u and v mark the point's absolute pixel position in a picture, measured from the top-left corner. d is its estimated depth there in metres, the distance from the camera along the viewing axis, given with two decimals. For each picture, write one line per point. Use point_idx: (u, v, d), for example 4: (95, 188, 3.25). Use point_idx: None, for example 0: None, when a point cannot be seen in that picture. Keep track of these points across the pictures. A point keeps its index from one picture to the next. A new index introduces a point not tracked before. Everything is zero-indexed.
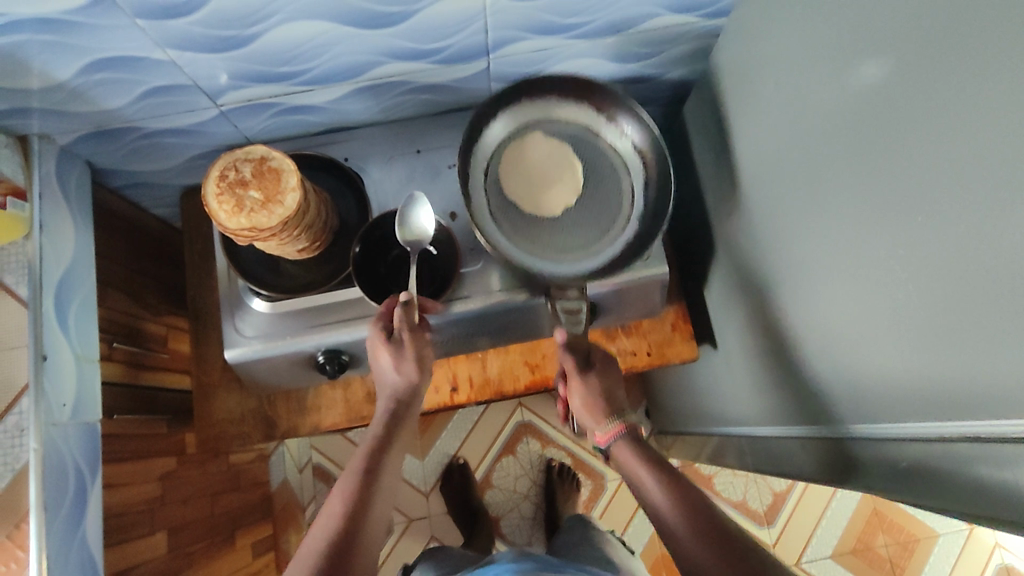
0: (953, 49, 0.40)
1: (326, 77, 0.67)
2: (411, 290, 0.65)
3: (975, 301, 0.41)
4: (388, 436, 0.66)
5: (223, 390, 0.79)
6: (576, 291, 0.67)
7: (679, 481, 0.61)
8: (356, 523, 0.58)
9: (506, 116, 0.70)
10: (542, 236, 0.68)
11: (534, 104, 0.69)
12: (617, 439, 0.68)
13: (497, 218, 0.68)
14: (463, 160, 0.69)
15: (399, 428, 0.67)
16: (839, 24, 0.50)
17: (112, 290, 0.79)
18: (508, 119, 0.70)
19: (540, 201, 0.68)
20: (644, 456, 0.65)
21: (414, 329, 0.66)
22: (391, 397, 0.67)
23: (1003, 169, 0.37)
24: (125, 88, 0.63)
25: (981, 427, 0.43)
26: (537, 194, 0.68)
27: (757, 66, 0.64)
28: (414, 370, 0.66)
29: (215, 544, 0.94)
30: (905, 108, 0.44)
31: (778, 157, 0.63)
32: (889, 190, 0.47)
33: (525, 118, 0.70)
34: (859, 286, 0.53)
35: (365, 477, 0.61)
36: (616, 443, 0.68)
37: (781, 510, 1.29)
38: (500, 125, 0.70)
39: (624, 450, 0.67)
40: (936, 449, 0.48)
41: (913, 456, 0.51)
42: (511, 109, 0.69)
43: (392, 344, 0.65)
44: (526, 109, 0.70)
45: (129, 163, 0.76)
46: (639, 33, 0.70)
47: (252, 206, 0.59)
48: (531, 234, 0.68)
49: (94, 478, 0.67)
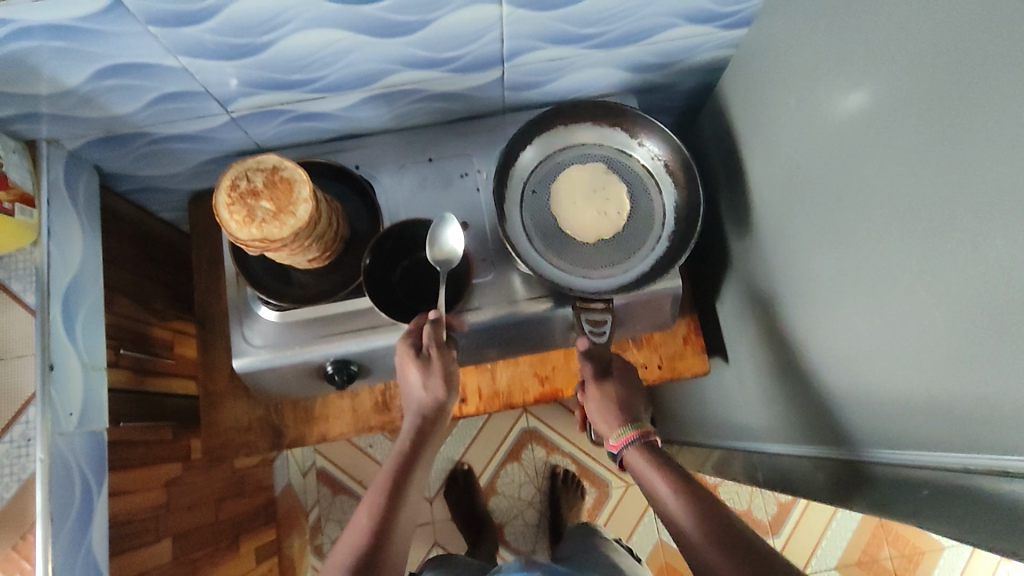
0: (982, 71, 0.39)
1: (339, 85, 0.66)
2: (440, 307, 0.65)
3: (1000, 331, 0.40)
4: (416, 452, 0.65)
5: (229, 399, 0.78)
6: (602, 304, 0.67)
7: (693, 488, 0.58)
8: (383, 540, 0.57)
9: (539, 143, 0.73)
10: (575, 255, 0.70)
11: (569, 134, 0.72)
12: (630, 445, 0.65)
13: (532, 236, 0.70)
14: (499, 182, 0.71)
15: (425, 444, 0.65)
16: (863, 40, 0.49)
17: (119, 296, 0.79)
18: (542, 146, 0.73)
19: (577, 222, 0.70)
20: (660, 465, 0.62)
21: (440, 346, 0.65)
22: (416, 413, 0.66)
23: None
24: (135, 94, 0.62)
25: (1004, 460, 0.42)
26: (569, 213, 0.70)
27: (776, 79, 0.63)
28: (441, 387, 0.65)
29: (219, 550, 0.93)
30: (929, 130, 0.44)
31: (794, 172, 0.62)
32: (909, 214, 0.46)
33: (556, 147, 0.73)
34: (876, 307, 0.52)
35: (392, 495, 0.60)
36: (628, 450, 0.65)
37: (787, 521, 1.28)
38: (534, 151, 0.72)
39: (634, 455, 0.64)
40: (958, 479, 0.47)
41: (933, 485, 0.50)
42: (544, 136, 0.72)
43: (420, 361, 0.65)
44: (559, 137, 0.73)
45: (137, 167, 0.76)
46: (656, 43, 0.69)
47: (263, 216, 0.58)
48: (566, 253, 0.70)
49: (100, 487, 0.67)
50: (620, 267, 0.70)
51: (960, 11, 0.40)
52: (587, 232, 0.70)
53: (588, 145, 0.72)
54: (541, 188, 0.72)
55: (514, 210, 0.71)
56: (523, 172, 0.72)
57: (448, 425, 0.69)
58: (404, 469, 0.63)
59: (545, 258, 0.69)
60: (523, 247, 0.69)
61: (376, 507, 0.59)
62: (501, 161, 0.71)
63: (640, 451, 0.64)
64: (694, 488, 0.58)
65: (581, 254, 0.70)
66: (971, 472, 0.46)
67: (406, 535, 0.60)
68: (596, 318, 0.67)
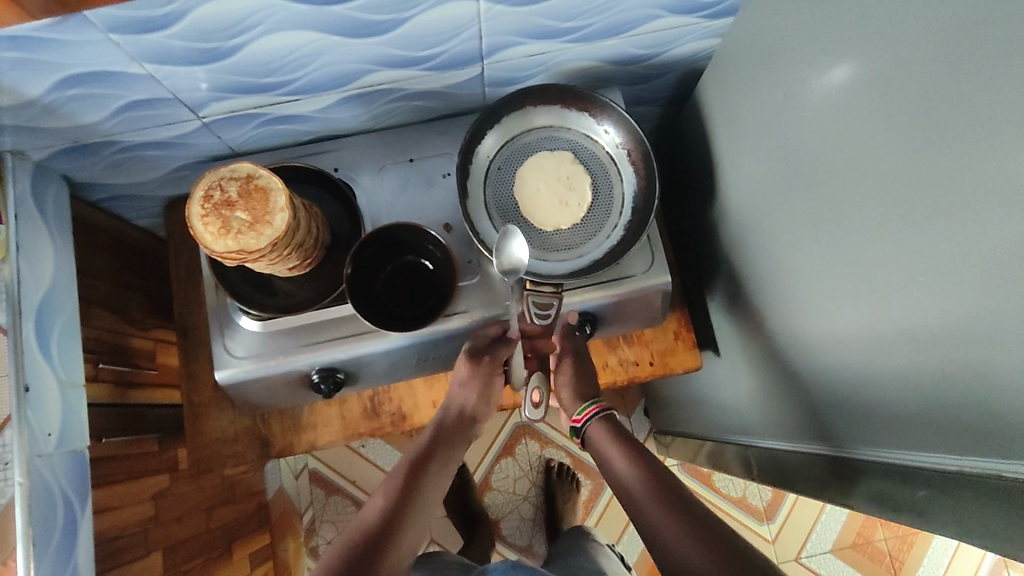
0: (975, 65, 0.37)
1: (313, 87, 0.64)
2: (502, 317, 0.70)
3: (996, 334, 0.39)
4: (436, 446, 0.69)
5: (214, 410, 0.77)
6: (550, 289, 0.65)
7: (644, 457, 0.63)
8: (399, 516, 0.60)
9: (510, 119, 0.71)
10: (532, 237, 0.69)
11: (542, 112, 0.71)
12: (594, 418, 0.69)
13: (492, 214, 0.70)
14: (464, 160, 0.69)
15: (450, 440, 0.70)
16: (850, 31, 0.48)
17: (96, 309, 0.77)
18: (513, 123, 0.71)
19: (537, 202, 0.69)
20: (616, 438, 0.67)
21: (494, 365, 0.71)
22: (447, 411, 0.72)
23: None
24: (101, 103, 0.60)
25: (1003, 465, 0.42)
26: (532, 199, 0.70)
27: (761, 69, 0.61)
28: (478, 390, 0.72)
29: (212, 560, 0.93)
30: (919, 125, 0.42)
31: (783, 166, 0.60)
32: (901, 212, 0.45)
33: (529, 125, 0.71)
34: (867, 304, 0.52)
35: (412, 478, 0.64)
36: (591, 424, 0.70)
37: (781, 506, 1.28)
38: (506, 130, 0.71)
39: (599, 432, 0.68)
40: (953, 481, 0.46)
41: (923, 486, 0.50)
42: (517, 113, 0.70)
43: (472, 362, 0.71)
44: (532, 115, 0.71)
45: (108, 176, 0.73)
46: (638, 35, 0.67)
47: (239, 227, 0.56)
48: (524, 233, 0.70)
49: (83, 507, 0.65)
50: (576, 251, 0.69)
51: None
52: (546, 218, 0.69)
53: (557, 127, 0.71)
54: (505, 167, 0.71)
55: (477, 187, 0.71)
56: (486, 154, 0.71)
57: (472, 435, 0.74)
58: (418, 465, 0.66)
59: None
60: (483, 228, 0.69)
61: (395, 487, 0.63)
62: (467, 140, 0.69)
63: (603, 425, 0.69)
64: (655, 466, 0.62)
65: (542, 239, 0.69)
66: (968, 477, 0.45)
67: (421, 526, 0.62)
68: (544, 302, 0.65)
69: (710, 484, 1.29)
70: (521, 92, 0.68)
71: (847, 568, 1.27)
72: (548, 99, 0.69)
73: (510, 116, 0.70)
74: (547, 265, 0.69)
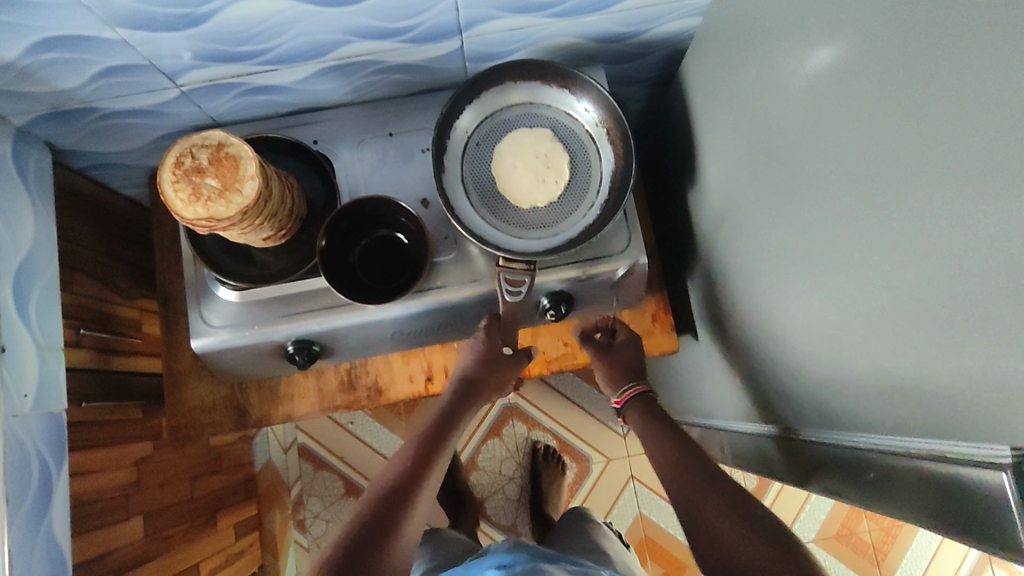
0: (931, 39, 0.37)
1: (290, 57, 0.64)
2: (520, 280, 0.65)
3: (947, 315, 0.39)
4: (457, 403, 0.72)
5: (193, 378, 0.77)
6: (522, 263, 0.65)
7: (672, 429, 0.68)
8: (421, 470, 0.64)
9: (490, 94, 0.70)
10: (507, 215, 0.69)
11: (522, 87, 0.70)
12: (633, 401, 0.72)
13: (468, 190, 0.69)
14: (442, 134, 0.69)
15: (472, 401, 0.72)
16: (818, 4, 0.47)
17: (79, 275, 0.77)
18: (493, 97, 0.70)
19: (513, 180, 0.69)
20: (649, 412, 0.71)
21: (494, 347, 0.73)
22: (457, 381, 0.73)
23: (977, 177, 0.35)
24: (77, 68, 0.60)
25: (944, 446, 0.42)
26: (509, 176, 0.69)
27: (739, 46, 0.60)
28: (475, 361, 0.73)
29: (195, 527, 0.94)
30: (881, 104, 0.41)
31: (756, 147, 0.60)
32: (862, 190, 0.45)
33: (508, 100, 0.70)
34: (829, 286, 0.51)
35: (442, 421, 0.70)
36: (629, 408, 0.73)
37: (766, 494, 1.28)
38: (487, 101, 0.70)
39: (635, 413, 0.72)
40: (904, 463, 0.47)
41: (878, 469, 0.50)
42: (498, 88, 0.70)
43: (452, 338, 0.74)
44: (513, 90, 0.70)
45: (91, 144, 0.74)
46: (620, 11, 0.66)
47: (209, 194, 0.57)
48: (500, 210, 0.69)
49: (59, 468, 0.67)
50: (551, 229, 0.69)
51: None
52: (522, 195, 0.69)
53: (537, 104, 0.70)
54: (484, 142, 0.71)
55: (455, 162, 0.70)
56: (465, 129, 0.70)
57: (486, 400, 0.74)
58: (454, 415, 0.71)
59: (478, 215, 0.69)
60: (459, 204, 0.68)
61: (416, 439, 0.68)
62: (444, 115, 0.68)
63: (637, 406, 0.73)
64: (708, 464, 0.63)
65: (516, 216, 0.69)
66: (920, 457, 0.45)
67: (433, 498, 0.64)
68: (515, 279, 0.65)
69: None
70: (500, 66, 0.67)
71: (830, 557, 1.27)
72: (528, 75, 0.69)
73: (489, 91, 0.70)
74: (521, 243, 0.68)
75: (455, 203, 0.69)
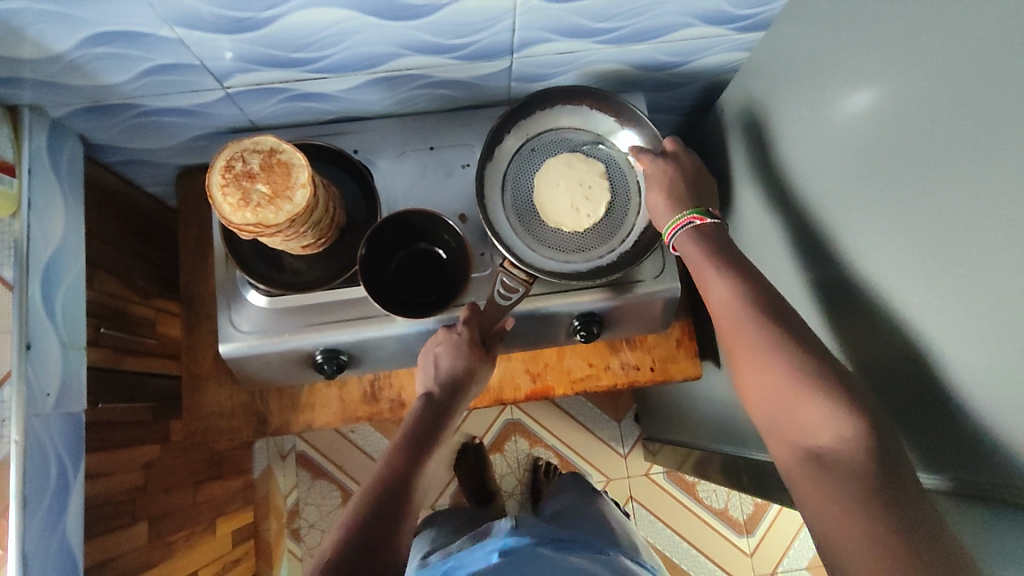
0: (1000, 96, 0.38)
1: (341, 66, 0.64)
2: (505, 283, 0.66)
3: (995, 358, 0.40)
4: (439, 407, 0.68)
5: (213, 382, 0.76)
6: (522, 272, 0.66)
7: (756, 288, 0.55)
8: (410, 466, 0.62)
9: (564, 110, 0.71)
10: (530, 224, 0.70)
11: (591, 116, 0.71)
12: (684, 230, 0.62)
13: (505, 194, 0.70)
14: (501, 133, 0.70)
15: (455, 402, 0.69)
16: (878, 52, 0.48)
17: (101, 272, 0.76)
18: (562, 113, 0.71)
19: (550, 192, 0.70)
20: (713, 253, 0.59)
21: (474, 344, 0.67)
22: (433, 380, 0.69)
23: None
24: (126, 64, 0.59)
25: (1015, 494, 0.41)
26: (547, 187, 0.70)
27: (787, 85, 0.61)
28: (457, 366, 0.67)
29: (196, 534, 0.92)
30: (936, 157, 0.43)
31: (800, 184, 0.61)
32: (911, 233, 0.46)
33: (574, 121, 0.71)
34: (874, 326, 0.52)
35: (427, 421, 0.67)
36: (679, 237, 0.62)
37: (761, 521, 1.30)
38: (554, 117, 0.71)
39: (689, 240, 0.61)
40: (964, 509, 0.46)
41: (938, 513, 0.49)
42: (574, 107, 0.71)
43: (446, 335, 0.68)
44: (583, 114, 0.71)
45: (125, 140, 0.72)
46: (669, 42, 0.67)
47: (258, 200, 0.56)
48: (528, 218, 0.70)
49: (76, 471, 0.65)
50: (567, 253, 0.70)
51: (981, 30, 0.39)
52: (551, 209, 0.69)
53: (602, 135, 0.71)
54: (536, 154, 0.71)
55: (501, 164, 0.71)
56: (528, 131, 0.71)
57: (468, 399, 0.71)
58: (434, 419, 0.68)
59: (505, 216, 0.70)
60: (491, 200, 0.70)
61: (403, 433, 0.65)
62: (511, 112, 0.69)
63: (691, 238, 0.61)
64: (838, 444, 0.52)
65: (539, 230, 0.70)
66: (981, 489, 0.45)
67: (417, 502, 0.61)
68: (511, 283, 0.66)
69: (693, 494, 1.30)
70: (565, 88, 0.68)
71: None
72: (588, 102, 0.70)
73: (563, 108, 0.71)
74: (532, 256, 0.69)
75: (492, 215, 0.69)
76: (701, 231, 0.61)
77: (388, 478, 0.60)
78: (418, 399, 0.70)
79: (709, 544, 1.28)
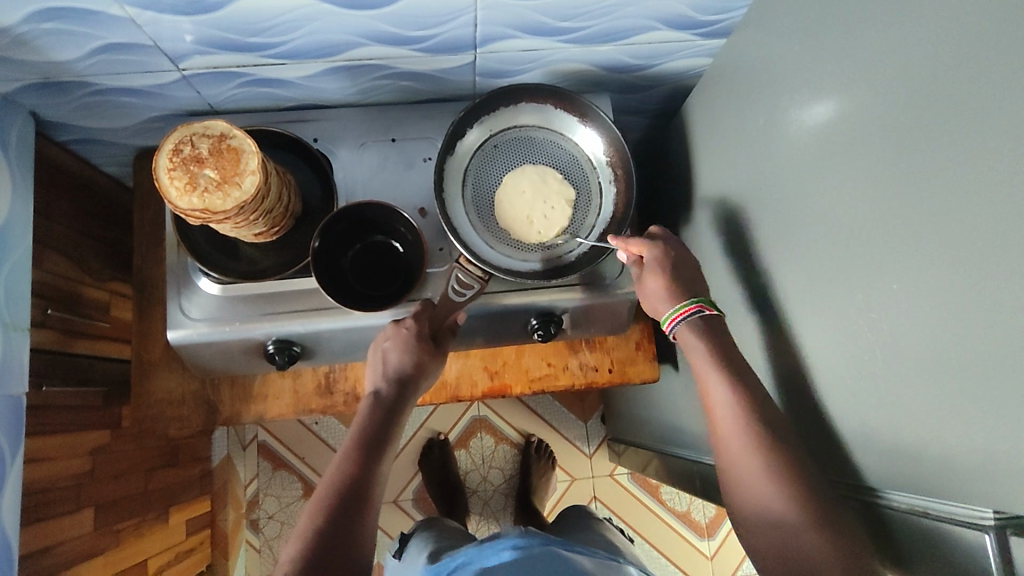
0: (953, 112, 0.38)
1: (301, 53, 0.63)
2: (460, 281, 0.66)
3: (941, 379, 0.40)
4: (395, 400, 0.66)
5: (163, 369, 0.75)
6: (478, 268, 0.66)
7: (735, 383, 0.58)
8: (366, 469, 0.60)
9: (529, 108, 0.70)
10: (490, 222, 0.70)
11: (557, 115, 0.71)
12: (685, 321, 0.62)
13: (465, 191, 0.70)
14: (462, 129, 0.69)
15: (410, 393, 0.67)
16: (835, 63, 0.48)
17: (51, 252, 0.74)
18: (527, 111, 0.71)
19: (509, 193, 0.69)
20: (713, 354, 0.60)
21: (424, 339, 0.66)
22: (384, 375, 0.66)
23: (987, 249, 0.36)
24: (76, 41, 0.58)
25: (952, 507, 0.42)
26: (508, 187, 0.69)
27: (748, 90, 0.61)
28: (409, 363, 0.65)
29: (147, 522, 0.91)
30: (890, 171, 0.43)
31: (755, 191, 0.61)
32: (868, 249, 0.46)
33: (537, 120, 0.71)
34: (826, 337, 0.52)
35: (385, 415, 0.65)
36: (683, 326, 0.62)
37: (722, 524, 1.31)
38: (517, 116, 0.71)
39: (691, 333, 0.62)
40: (898, 518, 0.46)
41: (875, 523, 0.49)
42: (538, 106, 0.70)
43: (395, 331, 0.66)
44: (548, 113, 0.71)
45: (79, 118, 0.71)
46: (634, 44, 0.67)
47: (206, 185, 0.55)
48: (488, 216, 0.70)
49: (14, 455, 0.63)
50: (525, 252, 0.69)
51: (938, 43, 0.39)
52: (511, 211, 0.69)
53: (564, 134, 0.71)
54: (498, 152, 0.71)
55: (463, 160, 0.70)
56: (490, 127, 0.71)
57: (425, 388, 0.69)
58: (386, 421, 0.65)
59: (464, 214, 0.69)
60: (451, 197, 0.69)
61: (357, 430, 0.63)
62: (473, 110, 0.68)
63: (695, 328, 0.62)
64: (772, 453, 0.53)
65: (498, 228, 0.69)
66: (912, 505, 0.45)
67: (378, 501, 0.60)
68: (467, 279, 0.66)
69: (656, 495, 1.31)
70: (529, 86, 0.68)
71: None
72: (552, 101, 0.70)
73: (528, 105, 0.70)
74: (490, 254, 0.68)
75: (451, 211, 0.69)
76: (705, 320, 0.62)
77: (344, 482, 0.59)
78: (366, 399, 0.67)
79: (670, 546, 1.29)
